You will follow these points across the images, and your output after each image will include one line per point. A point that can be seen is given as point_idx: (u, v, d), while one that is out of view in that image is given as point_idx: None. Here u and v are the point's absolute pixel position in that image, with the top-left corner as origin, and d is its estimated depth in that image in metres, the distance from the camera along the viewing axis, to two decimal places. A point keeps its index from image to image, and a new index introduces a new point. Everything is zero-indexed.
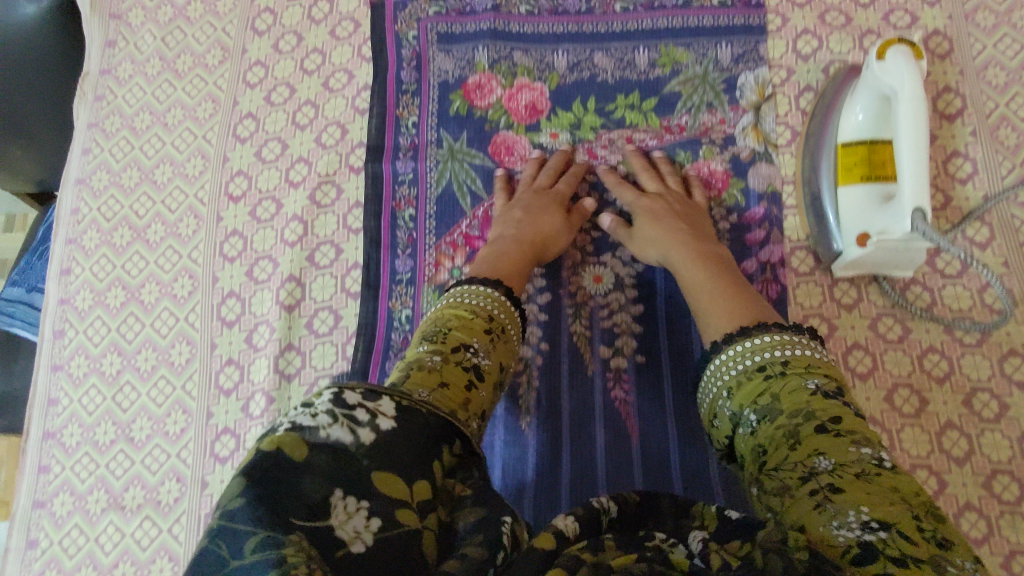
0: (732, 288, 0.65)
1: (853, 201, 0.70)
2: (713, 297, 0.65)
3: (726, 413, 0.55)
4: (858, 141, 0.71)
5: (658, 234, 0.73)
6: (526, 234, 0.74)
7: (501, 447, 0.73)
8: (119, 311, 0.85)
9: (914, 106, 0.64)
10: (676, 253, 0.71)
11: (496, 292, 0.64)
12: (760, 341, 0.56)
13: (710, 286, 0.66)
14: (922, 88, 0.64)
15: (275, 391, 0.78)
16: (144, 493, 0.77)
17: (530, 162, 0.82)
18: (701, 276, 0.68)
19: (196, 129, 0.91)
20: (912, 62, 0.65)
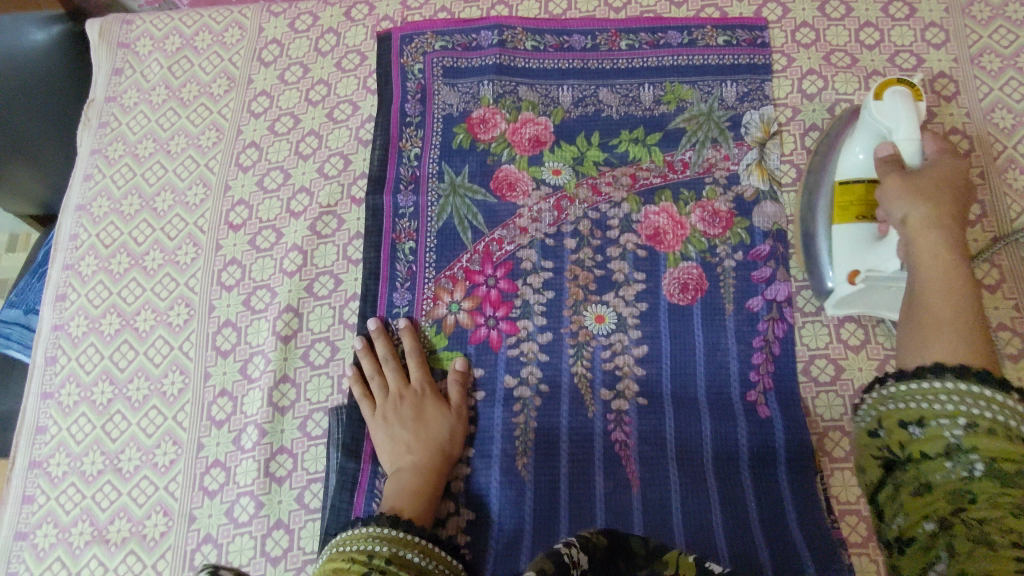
0: (970, 324, 0.53)
1: (850, 238, 0.70)
2: (937, 288, 0.55)
3: (942, 435, 0.47)
4: (853, 180, 0.70)
5: (932, 198, 0.59)
6: (422, 459, 0.70)
7: (498, 488, 0.71)
8: (113, 338, 0.84)
9: (909, 143, 0.64)
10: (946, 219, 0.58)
11: (377, 527, 0.59)
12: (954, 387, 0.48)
13: (943, 287, 0.55)
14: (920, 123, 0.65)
15: (268, 425, 0.76)
16: (129, 526, 0.75)
17: (365, 355, 0.77)
18: (932, 248, 0.57)
19: (199, 157, 0.91)
20: (909, 102, 0.66)
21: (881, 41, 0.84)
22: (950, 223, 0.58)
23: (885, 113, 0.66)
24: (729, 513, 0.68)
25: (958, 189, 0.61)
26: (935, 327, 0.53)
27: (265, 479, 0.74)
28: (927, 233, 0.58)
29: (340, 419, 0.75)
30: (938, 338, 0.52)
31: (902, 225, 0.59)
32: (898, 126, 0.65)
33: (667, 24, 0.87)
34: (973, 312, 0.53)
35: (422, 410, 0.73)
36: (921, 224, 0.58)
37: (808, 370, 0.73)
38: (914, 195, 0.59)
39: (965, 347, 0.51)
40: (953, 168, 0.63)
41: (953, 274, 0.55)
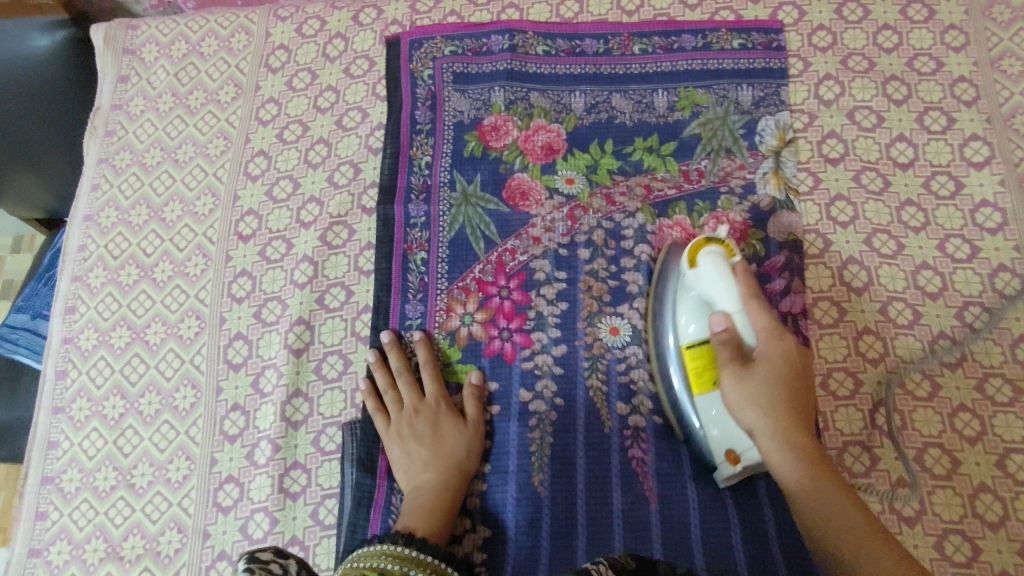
0: (861, 527, 0.52)
1: (710, 414, 0.64)
2: (817, 501, 0.54)
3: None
4: (697, 348, 0.65)
5: (773, 400, 0.58)
6: (439, 477, 0.69)
7: (514, 504, 0.71)
8: (123, 352, 0.83)
9: (739, 321, 0.61)
10: (796, 440, 0.56)
11: (390, 546, 0.58)
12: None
13: (818, 501, 0.54)
14: (743, 294, 0.61)
15: (282, 440, 0.76)
16: (143, 543, 0.75)
17: (377, 368, 0.76)
18: (795, 457, 0.56)
19: (207, 166, 0.90)
20: (722, 263, 0.63)
21: (899, 44, 0.83)
22: (797, 424, 0.57)
23: (706, 281, 0.64)
24: (748, 531, 0.67)
25: (792, 371, 0.60)
26: (841, 556, 0.52)
27: (279, 495, 0.74)
28: (784, 444, 0.56)
29: (355, 433, 0.75)
30: (835, 541, 0.52)
31: (755, 434, 0.58)
32: (721, 298, 0.62)
33: (681, 28, 0.86)
34: (861, 525, 0.52)
35: (438, 426, 0.72)
36: (775, 433, 0.57)
37: (827, 383, 0.72)
38: (757, 406, 0.58)
39: (882, 563, 0.49)
40: (783, 349, 0.60)
41: (821, 484, 0.54)
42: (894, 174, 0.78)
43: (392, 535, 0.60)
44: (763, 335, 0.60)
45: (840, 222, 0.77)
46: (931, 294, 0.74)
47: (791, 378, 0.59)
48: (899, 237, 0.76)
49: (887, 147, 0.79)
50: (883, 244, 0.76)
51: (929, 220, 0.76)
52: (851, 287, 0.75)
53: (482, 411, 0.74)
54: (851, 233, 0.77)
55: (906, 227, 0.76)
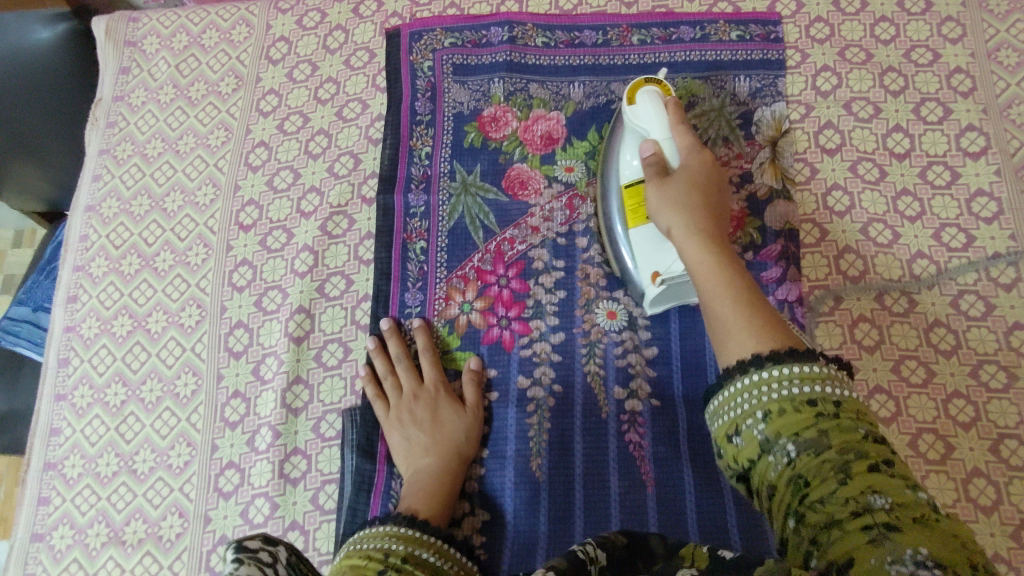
0: (750, 298, 0.55)
1: (643, 239, 0.70)
2: (712, 280, 0.57)
3: (754, 435, 0.46)
4: (636, 182, 0.71)
5: (692, 205, 0.64)
6: (439, 462, 0.70)
7: (513, 489, 0.71)
8: (125, 339, 0.84)
9: (664, 144, 0.69)
10: (711, 243, 0.61)
11: (395, 528, 0.59)
12: (795, 369, 0.47)
13: (715, 278, 0.57)
14: (672, 121, 0.69)
15: (282, 426, 0.76)
16: (145, 527, 0.75)
17: (376, 353, 0.77)
18: (700, 246, 0.60)
19: (208, 156, 0.91)
20: (658, 100, 0.71)
21: (896, 36, 0.84)
22: (707, 221, 0.63)
23: (642, 117, 0.71)
24: (744, 514, 0.67)
25: (709, 181, 0.66)
26: (725, 321, 0.54)
27: (280, 480, 0.74)
28: (692, 233, 0.62)
29: (354, 419, 0.76)
30: (722, 313, 0.55)
31: (674, 232, 0.63)
32: (654, 128, 0.70)
33: (679, 20, 0.87)
34: (749, 293, 0.55)
35: (438, 411, 0.73)
36: (687, 228, 0.62)
37: None
38: (677, 207, 0.64)
39: (752, 326, 0.52)
40: (700, 164, 0.67)
41: (717, 262, 0.59)
42: (890, 164, 0.79)
43: (395, 517, 0.61)
44: (683, 154, 0.68)
45: (836, 212, 0.78)
46: (927, 282, 0.74)
47: (708, 187, 0.66)
48: (894, 227, 0.77)
49: (883, 137, 0.80)
50: (879, 233, 0.77)
51: (925, 210, 0.77)
52: (847, 275, 0.75)
53: (481, 395, 0.75)
54: (847, 223, 0.77)
55: (902, 216, 0.77)
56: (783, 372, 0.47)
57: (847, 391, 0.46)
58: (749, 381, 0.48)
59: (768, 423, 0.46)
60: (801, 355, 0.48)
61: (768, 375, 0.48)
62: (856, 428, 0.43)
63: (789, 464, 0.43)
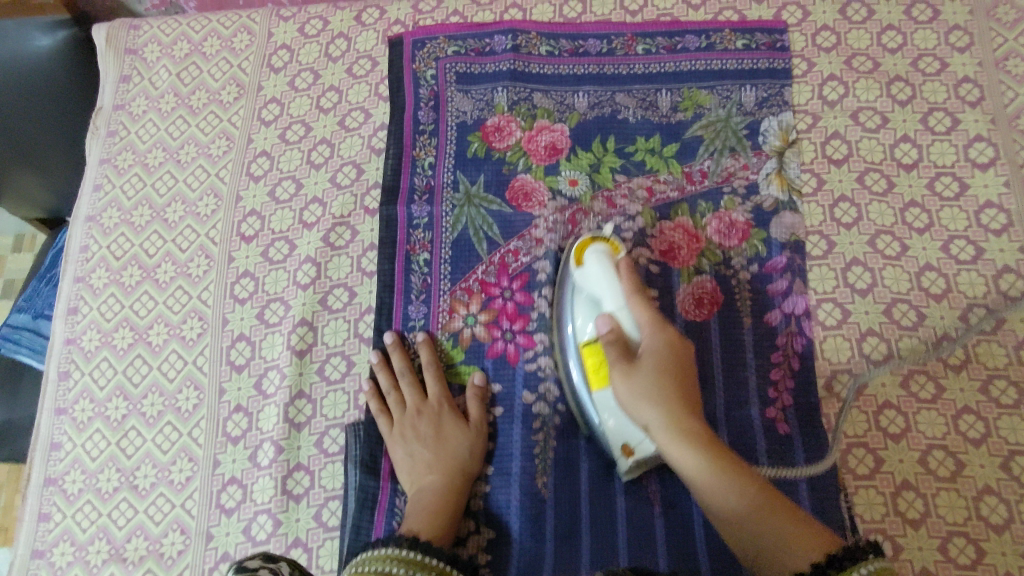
0: (768, 507, 0.54)
1: (608, 410, 0.65)
2: (715, 484, 0.56)
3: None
4: (592, 347, 0.66)
5: (666, 397, 0.60)
6: (444, 479, 0.69)
7: (518, 506, 0.70)
8: (126, 353, 0.83)
9: (622, 316, 0.65)
10: (696, 433, 0.58)
11: (396, 549, 0.58)
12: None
13: (727, 494, 0.55)
14: (626, 290, 0.65)
15: (284, 441, 0.76)
16: (147, 544, 0.75)
17: (379, 368, 0.76)
18: (684, 443, 0.57)
19: (209, 166, 0.90)
20: (607, 259, 0.67)
21: (903, 45, 0.83)
22: (685, 409, 0.60)
23: (594, 280, 0.67)
24: None
25: (675, 360, 0.63)
26: (761, 541, 0.53)
27: (282, 496, 0.74)
28: (671, 431, 0.58)
29: (358, 435, 0.75)
30: (732, 505, 0.55)
31: (651, 429, 0.60)
32: (607, 296, 0.66)
33: (684, 28, 0.86)
34: (764, 500, 0.54)
35: (442, 427, 0.72)
36: (667, 423, 0.59)
37: (830, 385, 0.72)
38: (649, 400, 0.60)
39: (787, 534, 0.52)
40: (661, 342, 0.63)
41: (715, 462, 0.56)
42: (897, 175, 0.78)
43: (395, 538, 0.60)
44: (645, 328, 0.64)
45: (844, 224, 0.77)
46: (935, 295, 0.73)
47: (676, 370, 0.62)
48: (903, 239, 0.76)
49: (891, 148, 0.79)
50: (887, 245, 0.76)
51: (933, 221, 0.76)
52: (855, 289, 0.75)
53: (486, 411, 0.74)
54: (855, 234, 0.76)
55: (911, 228, 0.76)
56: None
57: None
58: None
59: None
60: (855, 552, 0.48)
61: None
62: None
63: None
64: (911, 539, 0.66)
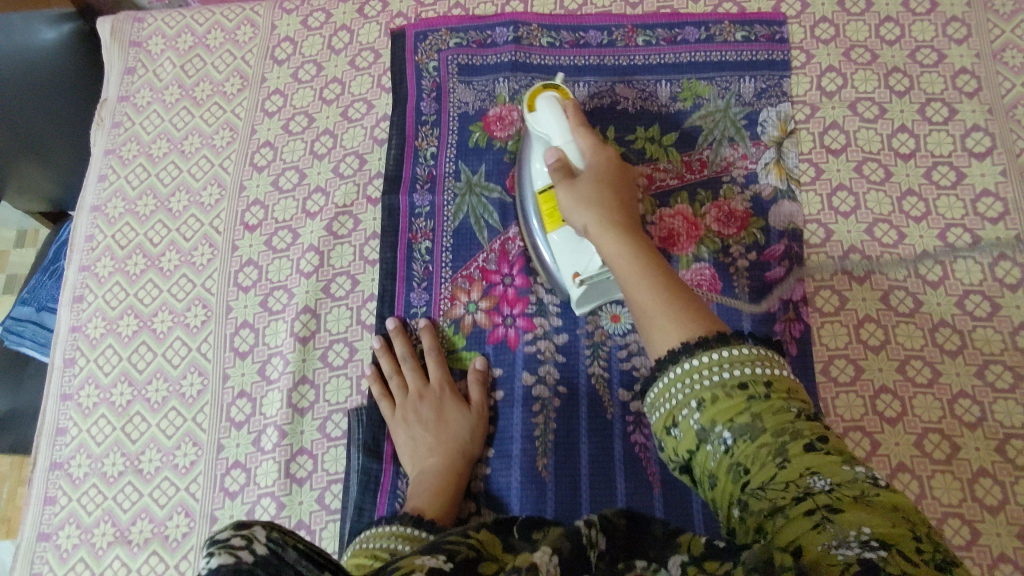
0: (666, 287, 0.56)
1: (562, 244, 0.72)
2: (626, 271, 0.59)
3: (690, 425, 0.48)
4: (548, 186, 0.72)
5: (603, 203, 0.65)
6: (446, 461, 0.70)
7: (519, 489, 0.71)
8: (131, 339, 0.84)
9: (566, 146, 0.70)
10: (617, 231, 0.62)
11: (400, 527, 0.59)
12: (728, 355, 0.48)
13: (635, 275, 0.58)
14: (572, 123, 0.71)
15: (287, 426, 0.76)
16: (151, 527, 0.76)
17: (382, 352, 0.77)
18: (609, 235, 0.62)
19: (213, 156, 0.91)
20: (556, 103, 0.72)
21: (901, 37, 0.84)
22: (615, 214, 0.64)
23: (541, 120, 0.72)
24: None
25: (613, 176, 0.68)
26: (655, 319, 0.54)
27: (286, 480, 0.75)
28: (603, 229, 0.63)
29: (361, 419, 0.76)
30: (644, 297, 0.56)
31: (587, 231, 0.65)
32: (553, 131, 0.71)
33: (684, 20, 0.87)
34: (667, 286, 0.56)
35: (443, 410, 0.73)
36: (601, 225, 0.63)
37: (828, 370, 0.73)
38: (586, 206, 0.65)
39: (675, 311, 0.54)
40: (604, 162, 0.68)
41: (631, 253, 0.60)
42: (895, 165, 0.79)
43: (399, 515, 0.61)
44: (587, 152, 0.69)
45: (842, 213, 0.78)
46: (932, 282, 0.74)
47: (613, 184, 0.67)
48: (900, 227, 0.77)
49: (889, 138, 0.80)
50: (884, 233, 0.77)
51: (930, 210, 0.77)
52: (852, 276, 0.75)
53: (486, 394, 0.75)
54: (852, 223, 0.77)
55: (908, 217, 0.77)
56: (711, 360, 0.49)
57: (770, 373, 0.47)
58: (684, 369, 0.49)
59: (703, 413, 0.47)
60: (730, 336, 0.50)
61: (699, 366, 0.49)
62: (784, 408, 0.45)
63: (727, 451, 0.45)
64: None
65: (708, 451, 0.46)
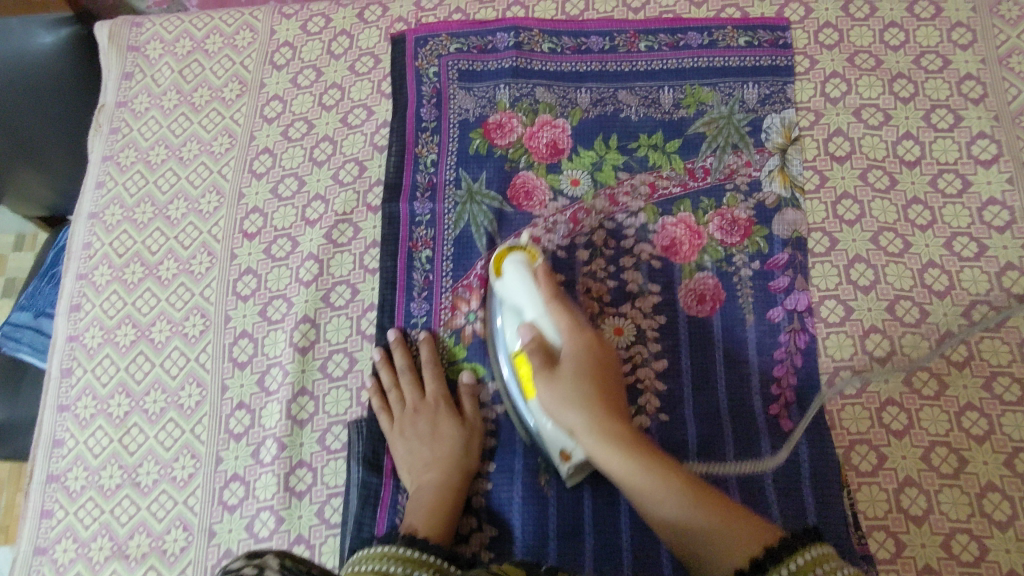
0: (688, 486, 0.56)
1: (538, 414, 0.67)
2: (648, 489, 0.57)
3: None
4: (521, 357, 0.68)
5: (591, 400, 0.62)
6: (443, 478, 0.69)
7: (521, 505, 0.70)
8: (129, 350, 0.83)
9: (541, 322, 0.67)
10: (624, 443, 0.59)
11: (394, 549, 0.57)
12: (795, 566, 0.46)
13: (667, 497, 0.56)
14: (545, 296, 0.68)
15: (287, 438, 0.76)
16: (149, 541, 0.75)
17: (381, 364, 0.77)
18: (609, 444, 0.59)
19: (212, 163, 0.90)
20: (525, 269, 0.70)
21: (906, 42, 0.83)
22: (608, 413, 0.61)
23: (511, 287, 0.70)
24: None
25: (596, 359, 0.65)
26: (695, 537, 0.54)
27: (285, 493, 0.74)
28: (601, 437, 0.60)
29: (361, 431, 0.75)
30: (681, 519, 0.55)
31: (578, 431, 0.61)
32: (525, 304, 0.69)
33: (687, 26, 0.86)
34: (691, 490, 0.56)
35: (440, 425, 0.72)
36: (591, 424, 0.61)
37: (833, 381, 0.72)
38: (573, 403, 0.62)
39: (726, 528, 0.52)
40: (584, 344, 0.66)
41: (651, 468, 0.57)
42: (900, 172, 0.78)
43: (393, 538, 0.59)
44: (565, 332, 0.66)
45: (847, 221, 0.77)
46: (938, 292, 0.73)
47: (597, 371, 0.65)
48: (905, 235, 0.76)
49: (894, 145, 0.79)
50: (890, 242, 0.76)
51: (936, 219, 0.76)
52: (858, 285, 0.74)
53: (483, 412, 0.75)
54: (857, 231, 0.76)
55: (913, 225, 0.76)
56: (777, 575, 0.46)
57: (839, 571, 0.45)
58: None
59: None
60: (795, 543, 0.47)
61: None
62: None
63: None
64: (914, 536, 0.66)
65: None
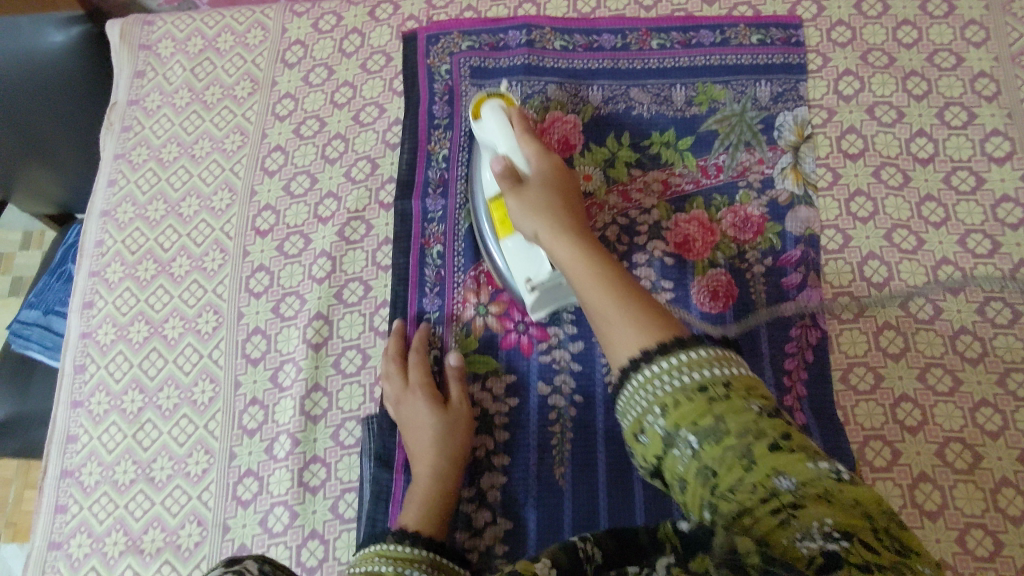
0: (618, 279, 0.53)
1: (517, 249, 0.70)
2: (581, 274, 0.55)
3: (656, 432, 0.45)
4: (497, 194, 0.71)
5: (551, 208, 0.62)
6: (434, 470, 0.68)
7: (535, 500, 0.70)
8: (142, 346, 0.83)
9: (513, 153, 0.68)
10: (572, 241, 0.58)
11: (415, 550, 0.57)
12: (693, 355, 0.45)
13: (592, 283, 0.53)
14: (517, 131, 0.69)
15: (301, 434, 0.76)
16: (163, 536, 0.75)
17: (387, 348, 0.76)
18: (559, 237, 0.59)
19: (224, 161, 0.90)
20: (501, 112, 0.71)
21: (918, 40, 0.83)
22: (565, 220, 0.61)
23: (487, 127, 0.71)
24: None
25: (560, 184, 0.65)
26: (609, 320, 0.51)
27: (299, 488, 0.74)
28: (554, 235, 0.59)
29: (372, 428, 0.75)
30: (606, 303, 0.51)
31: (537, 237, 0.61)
32: (498, 137, 0.70)
33: (699, 23, 0.86)
34: (620, 280, 0.53)
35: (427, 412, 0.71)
36: (548, 227, 0.60)
37: (847, 377, 0.72)
38: (532, 211, 0.62)
39: (630, 310, 0.50)
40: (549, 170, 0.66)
41: (587, 259, 0.56)
42: (913, 169, 0.78)
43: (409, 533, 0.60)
44: (533, 158, 0.67)
45: (860, 218, 0.77)
46: (953, 289, 0.73)
47: (560, 190, 0.65)
48: (919, 233, 0.76)
49: (907, 143, 0.79)
50: (903, 239, 0.76)
51: (950, 215, 0.76)
52: (871, 282, 0.75)
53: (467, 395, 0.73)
54: (870, 228, 0.77)
55: (927, 222, 0.76)
56: (672, 364, 0.45)
57: (730, 370, 0.45)
58: (647, 370, 0.46)
59: (666, 417, 0.44)
60: (693, 339, 0.47)
61: (658, 370, 0.46)
62: (743, 402, 0.43)
63: (696, 455, 0.43)
64: (929, 531, 0.66)
65: (674, 455, 0.44)
